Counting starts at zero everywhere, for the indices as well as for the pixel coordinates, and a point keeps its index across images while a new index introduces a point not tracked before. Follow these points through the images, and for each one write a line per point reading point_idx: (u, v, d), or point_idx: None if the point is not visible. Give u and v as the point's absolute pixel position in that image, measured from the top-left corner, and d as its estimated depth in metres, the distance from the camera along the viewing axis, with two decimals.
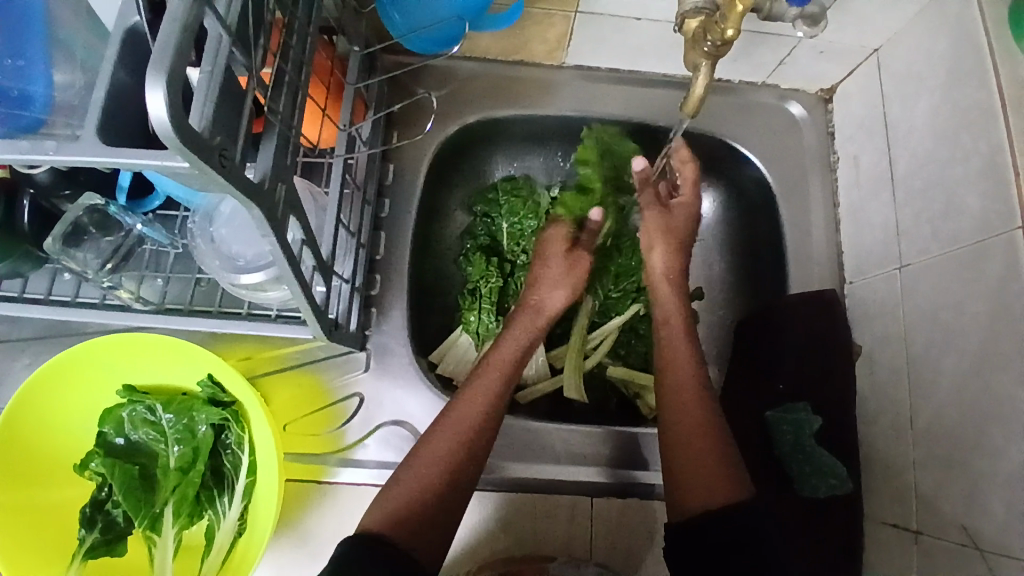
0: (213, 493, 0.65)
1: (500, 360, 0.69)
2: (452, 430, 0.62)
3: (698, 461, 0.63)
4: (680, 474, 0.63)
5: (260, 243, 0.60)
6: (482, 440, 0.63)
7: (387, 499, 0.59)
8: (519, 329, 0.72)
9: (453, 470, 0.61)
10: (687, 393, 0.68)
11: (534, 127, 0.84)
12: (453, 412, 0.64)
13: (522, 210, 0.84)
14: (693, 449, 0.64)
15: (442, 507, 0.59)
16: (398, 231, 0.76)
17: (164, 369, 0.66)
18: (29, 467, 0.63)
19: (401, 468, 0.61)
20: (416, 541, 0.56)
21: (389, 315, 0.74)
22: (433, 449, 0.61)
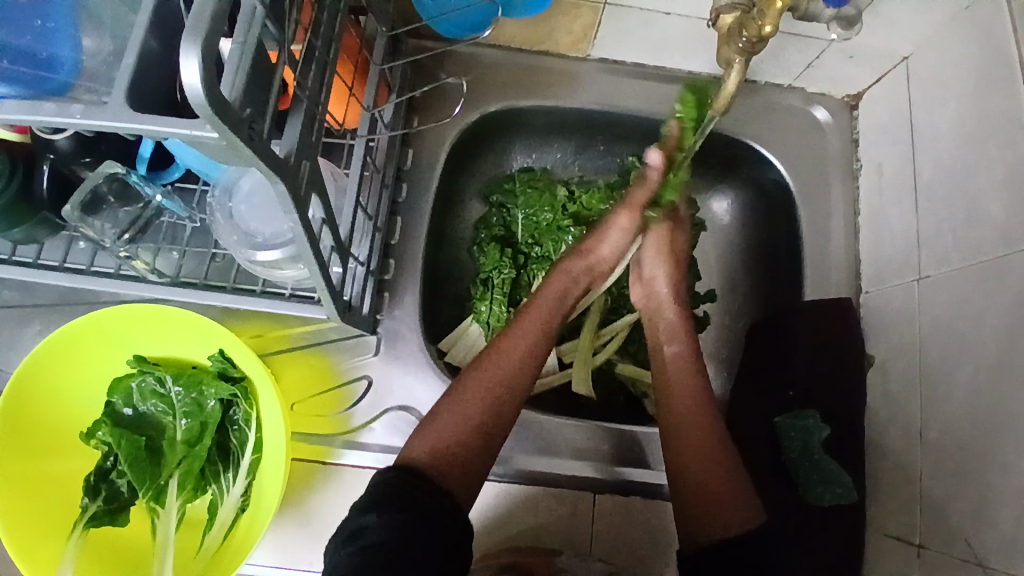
0: (218, 468, 0.66)
1: (550, 305, 0.72)
2: (496, 371, 0.66)
3: (710, 486, 0.64)
4: (687, 499, 0.64)
5: (278, 220, 0.59)
6: (521, 385, 0.67)
7: (425, 435, 0.62)
8: (558, 279, 0.73)
9: (492, 411, 0.64)
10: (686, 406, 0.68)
11: (554, 118, 0.84)
12: (499, 352, 0.68)
13: (538, 202, 0.84)
14: (699, 471, 0.64)
15: (478, 446, 0.62)
16: (414, 216, 0.76)
17: (175, 342, 0.66)
18: (37, 433, 0.63)
19: (444, 400, 0.65)
20: (452, 473, 0.60)
21: (401, 300, 0.74)
22: (472, 388, 0.65)
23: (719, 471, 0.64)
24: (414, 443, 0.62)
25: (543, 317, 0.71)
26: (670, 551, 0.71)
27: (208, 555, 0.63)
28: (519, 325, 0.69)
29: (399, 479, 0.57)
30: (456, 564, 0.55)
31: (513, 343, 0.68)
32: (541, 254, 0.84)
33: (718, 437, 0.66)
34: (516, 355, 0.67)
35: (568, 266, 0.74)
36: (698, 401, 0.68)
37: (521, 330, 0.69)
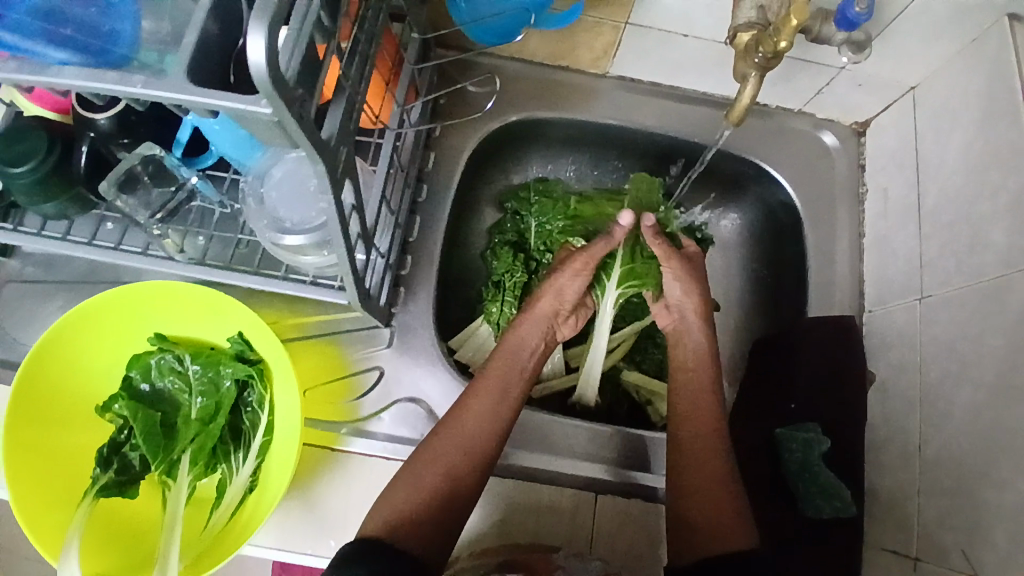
0: (230, 448, 0.67)
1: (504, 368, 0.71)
2: (454, 433, 0.65)
3: (711, 507, 0.65)
4: (689, 505, 0.66)
5: (310, 206, 0.62)
6: (484, 450, 0.65)
7: (381, 506, 0.62)
8: (527, 325, 0.75)
9: (450, 472, 0.64)
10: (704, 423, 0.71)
11: (570, 130, 0.87)
12: (462, 410, 0.67)
13: (552, 210, 0.86)
14: (703, 478, 0.67)
15: (443, 518, 0.62)
16: (433, 216, 0.79)
17: (196, 322, 0.67)
18: (53, 403, 0.64)
19: (405, 466, 0.65)
20: (416, 540, 0.59)
21: (416, 295, 0.76)
22: (431, 453, 0.65)
23: (722, 479, 0.67)
24: (373, 516, 0.62)
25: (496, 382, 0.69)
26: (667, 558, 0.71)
27: (214, 532, 0.63)
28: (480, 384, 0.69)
29: (356, 548, 0.56)
30: None
31: (472, 405, 0.67)
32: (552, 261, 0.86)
33: (728, 460, 0.69)
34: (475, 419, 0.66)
35: (523, 323, 0.75)
36: (712, 408, 0.72)
37: (479, 390, 0.69)
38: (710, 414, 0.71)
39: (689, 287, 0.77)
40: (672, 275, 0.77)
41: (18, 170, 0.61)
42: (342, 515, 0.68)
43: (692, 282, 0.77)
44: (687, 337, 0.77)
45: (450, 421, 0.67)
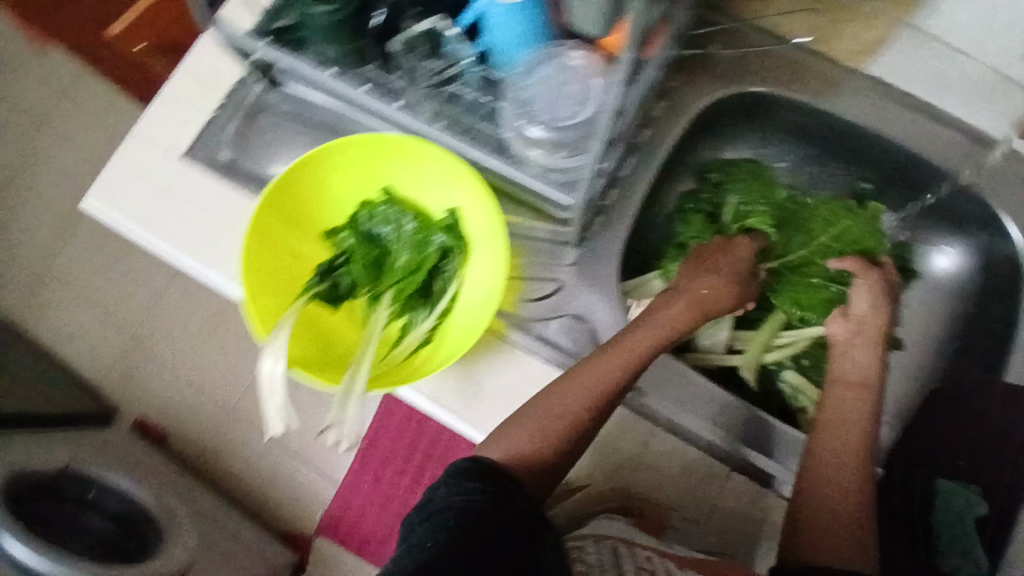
0: (418, 301, 0.75)
1: (646, 345, 0.68)
2: (580, 387, 0.66)
3: (830, 520, 0.64)
4: (807, 519, 0.65)
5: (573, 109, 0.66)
6: (594, 417, 0.66)
7: (499, 439, 0.65)
8: (660, 309, 0.72)
9: (567, 426, 0.65)
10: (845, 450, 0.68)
11: (802, 118, 0.83)
12: (592, 368, 0.67)
13: (756, 193, 0.84)
14: (830, 496, 0.65)
15: (557, 464, 0.65)
16: (648, 161, 0.78)
17: (426, 186, 0.73)
18: (292, 215, 0.71)
19: (530, 403, 0.66)
20: (529, 478, 0.63)
21: (611, 228, 0.77)
22: (552, 403, 0.65)
23: (854, 498, 0.66)
24: (491, 443, 0.65)
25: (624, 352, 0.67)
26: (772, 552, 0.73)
27: (389, 364, 0.72)
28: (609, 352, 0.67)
29: (469, 466, 0.59)
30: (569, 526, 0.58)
31: (609, 366, 0.66)
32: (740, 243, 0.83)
33: (865, 487, 0.67)
34: (607, 380, 0.66)
35: (657, 306, 0.72)
36: (858, 440, 0.69)
37: (615, 354, 0.67)
38: (856, 446, 0.68)
39: (880, 298, 0.76)
40: (863, 286, 0.77)
41: (320, 8, 0.62)
42: (494, 396, 0.73)
43: (884, 299, 0.76)
44: (859, 349, 0.75)
45: (572, 376, 0.67)
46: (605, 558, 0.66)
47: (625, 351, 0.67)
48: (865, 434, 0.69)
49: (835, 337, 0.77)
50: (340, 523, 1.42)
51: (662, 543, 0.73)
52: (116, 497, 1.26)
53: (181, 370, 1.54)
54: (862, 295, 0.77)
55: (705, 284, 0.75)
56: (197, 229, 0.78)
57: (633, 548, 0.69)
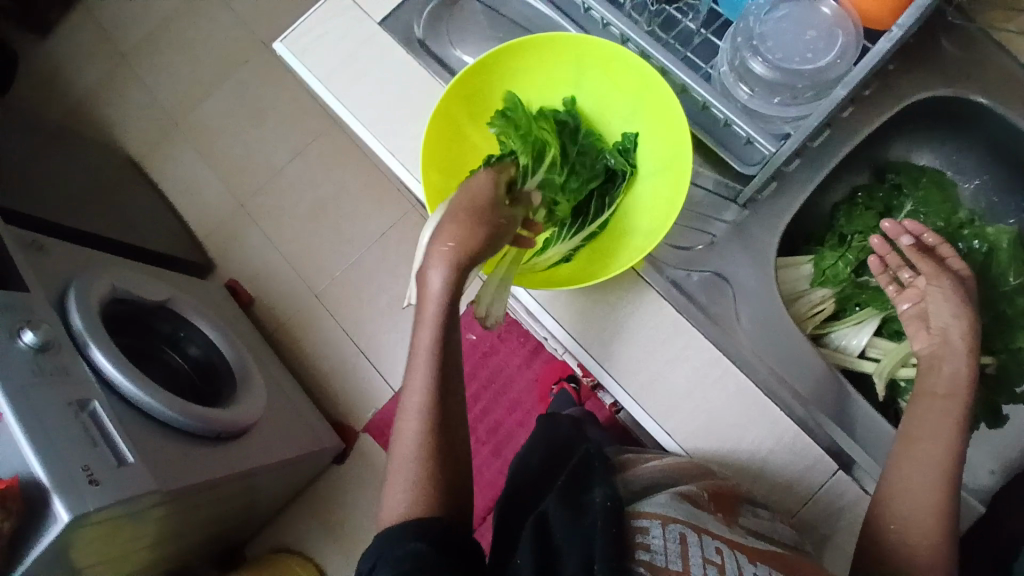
0: (568, 218, 0.75)
1: (430, 308, 0.64)
2: (413, 406, 0.65)
3: (907, 546, 0.65)
4: (890, 542, 0.65)
5: (811, 57, 0.62)
6: (438, 406, 0.65)
7: (394, 488, 0.64)
8: (425, 326, 0.64)
9: (442, 415, 0.65)
10: (928, 479, 0.65)
11: (1010, 142, 0.79)
12: (410, 384, 0.66)
13: (937, 207, 0.80)
14: (913, 523, 0.65)
15: (456, 485, 0.64)
16: (838, 140, 0.75)
17: (611, 106, 0.72)
18: (476, 99, 0.72)
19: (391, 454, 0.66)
20: (442, 502, 0.62)
21: (780, 197, 0.75)
22: (402, 441, 0.65)
23: (939, 521, 0.65)
24: (394, 497, 0.64)
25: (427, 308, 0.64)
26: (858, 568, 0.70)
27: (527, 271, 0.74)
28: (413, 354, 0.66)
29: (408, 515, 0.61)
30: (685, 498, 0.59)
31: (418, 369, 0.65)
32: None
33: (951, 512, 0.65)
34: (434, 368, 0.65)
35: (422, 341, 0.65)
36: (940, 461, 0.65)
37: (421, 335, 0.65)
38: (942, 468, 0.65)
39: (960, 304, 0.67)
40: (928, 282, 0.69)
41: None
42: (618, 329, 0.72)
43: (964, 302, 0.67)
44: (946, 361, 0.67)
45: (409, 397, 0.66)
46: (672, 548, 0.56)
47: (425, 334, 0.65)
48: (945, 455, 0.65)
49: (918, 350, 0.70)
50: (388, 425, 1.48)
51: (735, 533, 0.62)
52: (197, 344, 1.30)
53: (278, 245, 1.61)
54: (933, 298, 0.68)
55: (450, 238, 0.61)
56: (379, 98, 0.79)
57: (700, 536, 0.59)
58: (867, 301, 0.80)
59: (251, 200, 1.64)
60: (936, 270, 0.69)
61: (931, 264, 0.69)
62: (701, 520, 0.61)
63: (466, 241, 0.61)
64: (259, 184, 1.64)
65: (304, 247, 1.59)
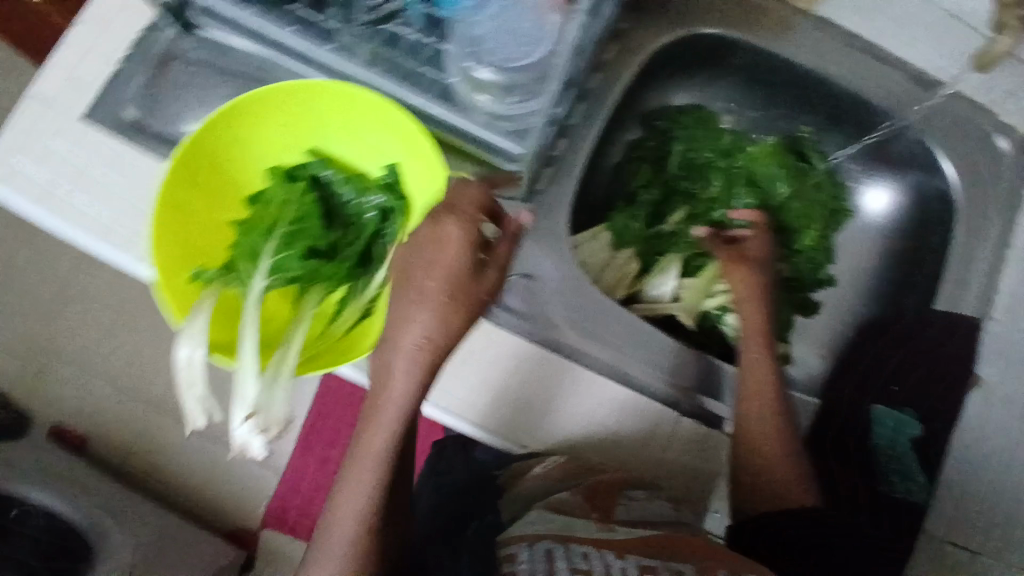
0: (354, 271, 0.69)
1: (388, 411, 0.56)
2: (348, 504, 0.58)
3: (769, 484, 0.69)
4: (751, 484, 0.70)
5: (530, 49, 0.64)
6: (376, 516, 0.59)
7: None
8: (376, 434, 0.57)
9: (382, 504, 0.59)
10: (764, 427, 0.70)
11: (756, 61, 0.80)
12: (346, 486, 0.58)
13: (703, 139, 0.85)
14: (764, 462, 0.69)
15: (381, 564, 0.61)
16: (596, 108, 0.76)
17: (357, 145, 0.67)
18: (202, 177, 0.63)
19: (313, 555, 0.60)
20: None
21: (561, 180, 0.75)
22: (331, 541, 0.59)
23: (785, 452, 0.71)
24: None
25: (393, 423, 0.57)
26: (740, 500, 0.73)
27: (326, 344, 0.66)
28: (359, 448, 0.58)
29: None
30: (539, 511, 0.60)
31: (358, 474, 0.58)
32: (687, 189, 0.85)
33: (790, 440, 0.71)
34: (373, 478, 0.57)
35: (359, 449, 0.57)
36: (771, 410, 0.70)
37: (371, 443, 0.57)
38: (772, 415, 0.70)
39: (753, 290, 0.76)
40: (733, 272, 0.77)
41: None
42: (444, 362, 0.70)
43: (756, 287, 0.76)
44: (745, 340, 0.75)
45: (343, 497, 0.58)
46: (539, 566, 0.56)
47: (383, 435, 0.57)
48: (771, 405, 0.70)
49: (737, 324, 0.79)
50: (287, 512, 1.36)
51: (604, 531, 0.63)
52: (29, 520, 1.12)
53: (98, 366, 1.41)
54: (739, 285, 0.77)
55: (425, 329, 0.55)
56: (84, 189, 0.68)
57: (569, 546, 0.60)
58: (667, 249, 0.85)
59: (49, 328, 1.42)
60: (742, 259, 0.78)
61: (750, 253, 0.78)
62: (571, 530, 0.64)
63: (444, 330, 0.55)
64: (53, 308, 1.42)
65: (129, 360, 1.41)
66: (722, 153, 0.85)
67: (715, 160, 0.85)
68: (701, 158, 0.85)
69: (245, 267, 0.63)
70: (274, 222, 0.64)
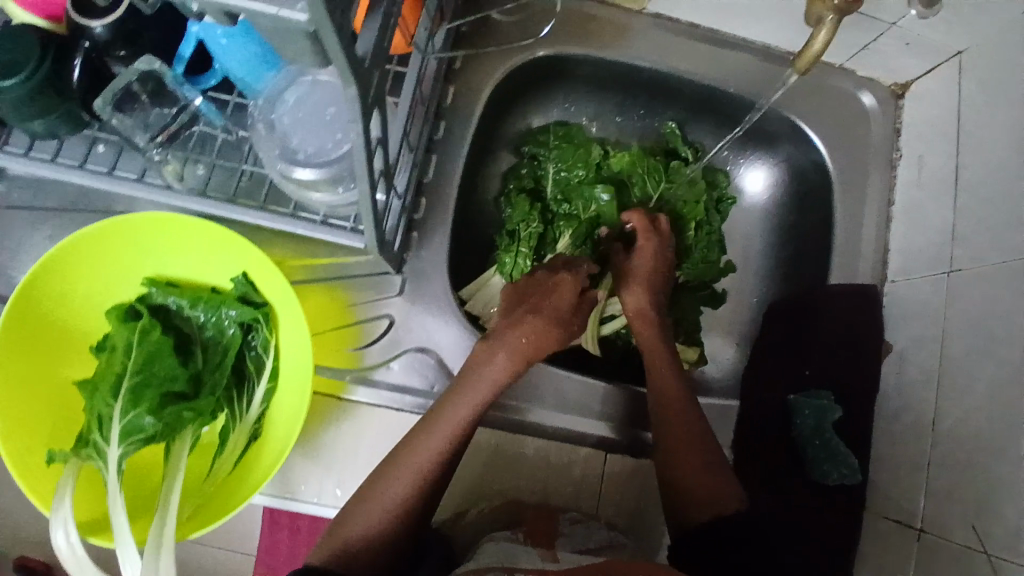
0: (233, 393, 0.64)
1: (479, 383, 0.63)
2: (407, 470, 0.60)
3: (697, 486, 0.66)
4: (681, 487, 0.66)
5: (341, 136, 0.55)
6: (417, 500, 0.60)
7: (326, 542, 0.58)
8: (459, 401, 0.62)
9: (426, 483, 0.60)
10: (690, 428, 0.68)
11: (601, 71, 0.80)
12: (409, 453, 0.60)
13: (573, 158, 0.82)
14: (691, 469, 0.66)
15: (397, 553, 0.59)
16: (451, 157, 0.73)
17: (199, 262, 0.63)
18: (41, 344, 0.61)
19: (350, 508, 0.60)
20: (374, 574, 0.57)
21: (429, 241, 0.72)
22: (381, 493, 0.60)
23: (705, 452, 0.68)
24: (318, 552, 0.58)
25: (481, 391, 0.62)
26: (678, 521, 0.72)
27: (217, 481, 0.62)
28: (438, 414, 0.62)
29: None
30: None
31: (424, 446, 0.61)
32: (569, 212, 0.81)
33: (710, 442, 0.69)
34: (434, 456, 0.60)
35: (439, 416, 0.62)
36: (693, 410, 0.70)
37: (450, 407, 0.62)
38: (695, 416, 0.69)
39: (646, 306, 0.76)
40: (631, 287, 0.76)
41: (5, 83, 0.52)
42: (350, 458, 0.67)
43: (648, 307, 0.76)
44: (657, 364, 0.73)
45: (396, 464, 0.61)
46: None
47: (468, 395, 0.62)
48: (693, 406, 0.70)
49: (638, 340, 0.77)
50: None
51: (550, 560, 0.59)
52: None
53: None
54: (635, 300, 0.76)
55: (523, 333, 0.65)
56: None
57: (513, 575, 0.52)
58: None
59: None
60: (640, 269, 0.76)
61: (642, 262, 0.76)
62: (514, 560, 0.57)
63: (540, 338, 0.66)
64: None
65: None
66: (586, 162, 0.82)
67: (585, 168, 0.82)
68: (569, 174, 0.82)
69: (98, 436, 0.59)
70: (117, 377, 0.59)
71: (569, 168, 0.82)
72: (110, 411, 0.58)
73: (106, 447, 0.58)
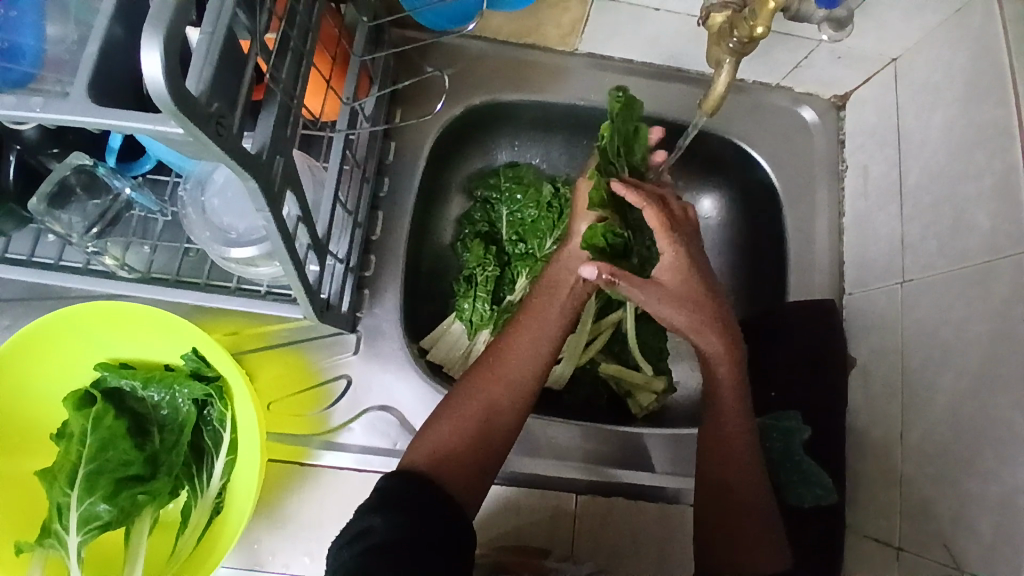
0: (192, 469, 0.64)
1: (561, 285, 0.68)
2: (496, 372, 0.64)
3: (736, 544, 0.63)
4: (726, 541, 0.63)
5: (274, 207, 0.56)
6: (508, 401, 0.63)
7: (419, 444, 0.61)
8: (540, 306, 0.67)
9: (510, 388, 0.63)
10: (733, 469, 0.65)
11: (542, 113, 0.81)
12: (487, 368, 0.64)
13: (524, 199, 0.81)
14: (736, 511, 0.63)
15: (480, 455, 0.61)
16: (396, 211, 0.74)
17: (149, 344, 0.64)
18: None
19: (439, 412, 0.63)
20: (455, 481, 0.59)
21: (382, 297, 0.72)
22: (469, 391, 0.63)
23: (751, 480, 0.65)
24: (412, 453, 0.61)
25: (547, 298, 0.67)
26: (655, 555, 0.71)
27: (180, 560, 0.62)
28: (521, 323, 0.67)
29: (389, 488, 0.56)
30: (438, 562, 0.51)
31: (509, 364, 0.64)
32: (524, 251, 0.81)
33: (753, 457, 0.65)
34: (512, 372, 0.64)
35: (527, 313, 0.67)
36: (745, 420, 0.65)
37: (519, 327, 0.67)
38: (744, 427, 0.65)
39: None
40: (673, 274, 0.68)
41: None
42: (315, 525, 0.67)
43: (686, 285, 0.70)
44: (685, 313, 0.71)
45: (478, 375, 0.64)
46: None
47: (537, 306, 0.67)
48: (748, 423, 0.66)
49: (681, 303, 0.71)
50: None
51: None
52: None
53: None
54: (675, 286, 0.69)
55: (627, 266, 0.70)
56: None
57: None
58: None
59: None
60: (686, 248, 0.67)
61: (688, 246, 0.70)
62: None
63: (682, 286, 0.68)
64: None
65: None
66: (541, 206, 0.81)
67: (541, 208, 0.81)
68: (529, 216, 0.82)
69: (58, 526, 0.59)
70: (74, 465, 0.59)
71: (521, 211, 0.82)
72: (67, 500, 0.59)
73: (66, 536, 0.59)
